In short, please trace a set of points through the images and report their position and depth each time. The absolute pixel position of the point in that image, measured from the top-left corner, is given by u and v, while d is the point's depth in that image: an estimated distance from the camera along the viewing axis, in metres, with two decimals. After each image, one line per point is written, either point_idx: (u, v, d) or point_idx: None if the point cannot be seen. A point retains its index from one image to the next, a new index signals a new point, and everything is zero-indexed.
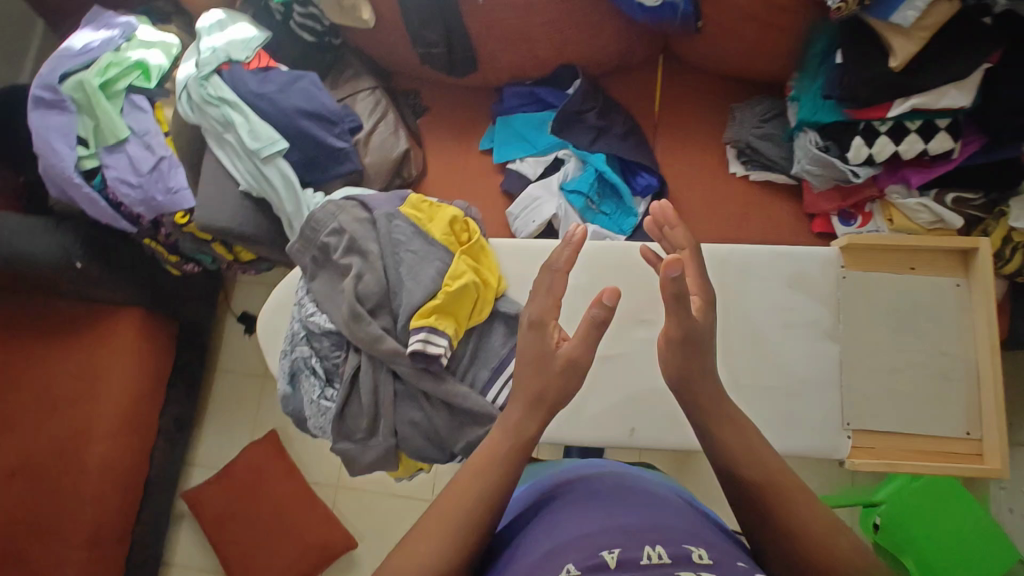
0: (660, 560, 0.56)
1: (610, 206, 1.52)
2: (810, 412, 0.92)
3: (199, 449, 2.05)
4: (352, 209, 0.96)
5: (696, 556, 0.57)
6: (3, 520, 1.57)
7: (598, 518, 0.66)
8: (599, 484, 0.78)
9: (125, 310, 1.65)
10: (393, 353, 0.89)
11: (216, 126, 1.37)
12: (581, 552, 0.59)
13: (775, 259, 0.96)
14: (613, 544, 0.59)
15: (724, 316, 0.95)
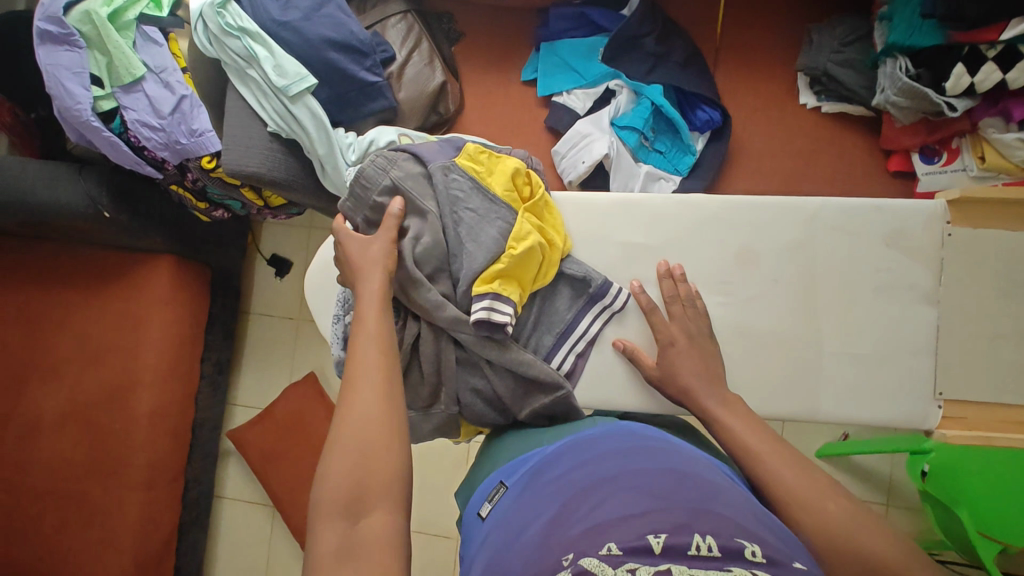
0: (710, 553, 0.50)
1: (665, 143, 1.40)
2: (899, 381, 0.86)
3: (239, 390, 2.08)
4: (404, 162, 0.86)
5: (749, 552, 0.51)
6: (60, 463, 1.61)
7: (639, 493, 0.60)
8: (647, 446, 0.72)
9: (157, 257, 1.61)
10: (455, 320, 0.84)
11: (237, 61, 1.24)
12: (623, 529, 0.54)
13: (871, 214, 0.87)
14: (660, 526, 0.54)
15: (810, 278, 0.87)
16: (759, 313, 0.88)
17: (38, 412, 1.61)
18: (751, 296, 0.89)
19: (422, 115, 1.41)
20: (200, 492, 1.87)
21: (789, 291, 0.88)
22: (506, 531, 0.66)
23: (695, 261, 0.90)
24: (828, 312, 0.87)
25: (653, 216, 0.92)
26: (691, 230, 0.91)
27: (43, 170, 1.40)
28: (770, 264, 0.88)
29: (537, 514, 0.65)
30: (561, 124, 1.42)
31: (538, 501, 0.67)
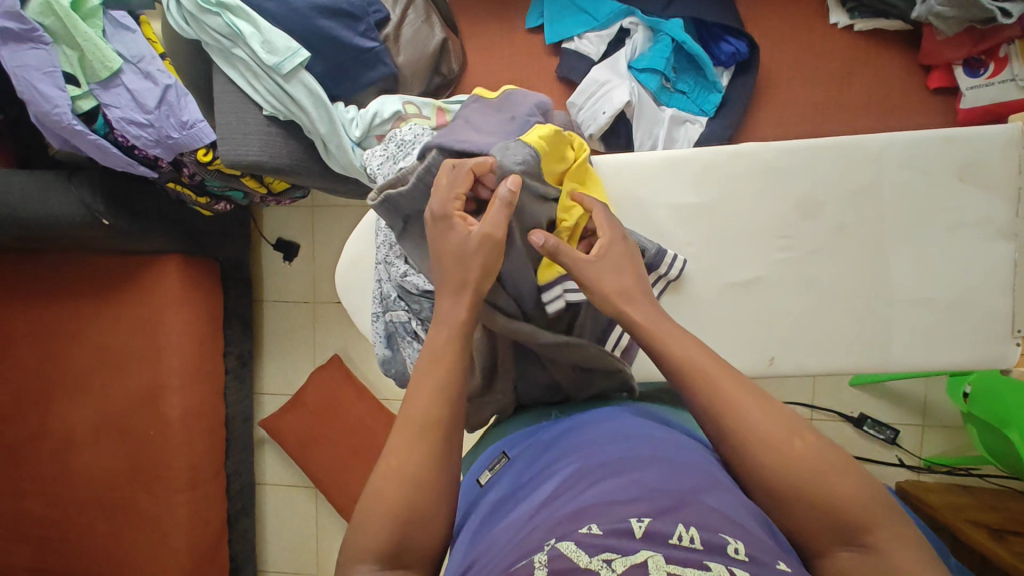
0: (692, 544, 0.47)
1: (687, 82, 1.30)
2: (975, 322, 0.82)
3: (265, 379, 2.06)
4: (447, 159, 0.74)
5: (733, 549, 0.47)
6: (100, 472, 1.60)
7: (631, 476, 0.57)
8: (650, 430, 0.69)
9: (162, 258, 1.54)
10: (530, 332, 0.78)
11: (220, 40, 1.13)
12: (609, 510, 0.52)
13: (938, 148, 0.81)
14: (648, 509, 0.51)
15: (876, 224, 0.82)
16: (824, 267, 0.83)
17: (69, 426, 1.59)
18: (815, 250, 0.83)
19: (424, 79, 1.31)
20: (242, 483, 1.88)
21: (856, 240, 0.82)
22: (498, 515, 0.64)
23: (751, 217, 0.84)
24: (898, 258, 0.82)
25: (702, 172, 0.85)
26: (745, 184, 0.84)
27: (30, 182, 1.32)
28: (833, 213, 0.83)
29: (527, 496, 0.64)
30: (574, 73, 1.32)
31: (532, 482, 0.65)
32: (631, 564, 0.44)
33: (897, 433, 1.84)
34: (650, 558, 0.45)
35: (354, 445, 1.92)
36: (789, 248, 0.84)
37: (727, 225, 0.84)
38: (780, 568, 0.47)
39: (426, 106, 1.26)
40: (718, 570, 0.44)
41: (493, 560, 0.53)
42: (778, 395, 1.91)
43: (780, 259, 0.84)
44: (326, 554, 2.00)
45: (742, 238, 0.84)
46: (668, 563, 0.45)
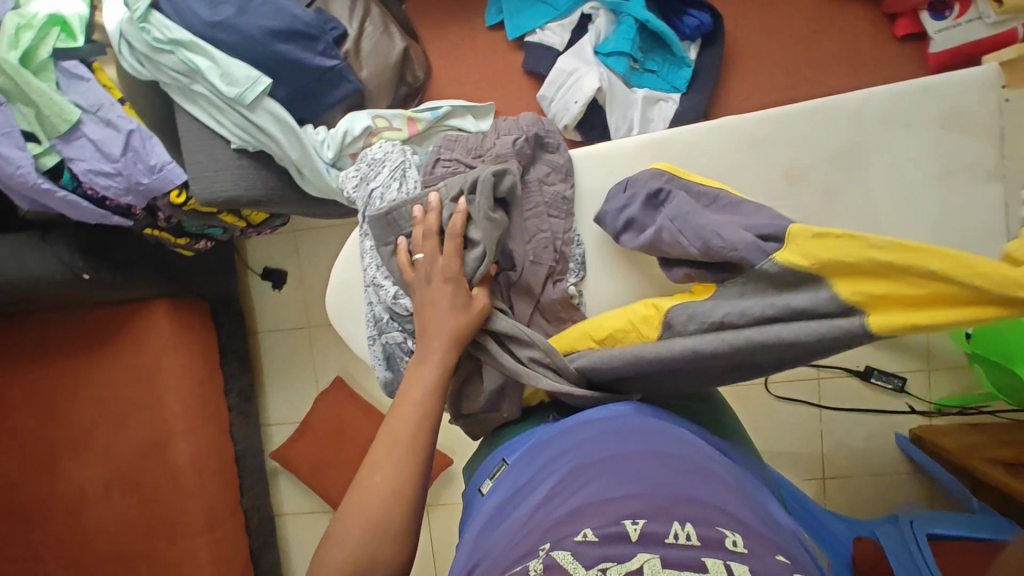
0: (687, 542, 0.49)
1: (655, 60, 1.29)
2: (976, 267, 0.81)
3: (270, 410, 2.04)
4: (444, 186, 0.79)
5: (730, 542, 0.50)
6: (116, 527, 1.58)
7: (627, 479, 0.59)
8: (640, 423, 0.72)
9: (150, 303, 1.52)
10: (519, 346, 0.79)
11: (178, 78, 1.11)
12: (604, 514, 0.54)
13: (917, 98, 0.80)
14: (641, 512, 0.53)
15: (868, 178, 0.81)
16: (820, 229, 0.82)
17: (79, 484, 1.56)
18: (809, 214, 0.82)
19: (390, 90, 1.29)
20: (261, 517, 1.87)
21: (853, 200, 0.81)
22: (499, 520, 0.66)
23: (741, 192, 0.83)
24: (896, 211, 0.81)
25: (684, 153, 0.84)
26: (728, 158, 0.83)
27: (5, 246, 1.29)
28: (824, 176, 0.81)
29: (522, 497, 0.66)
30: (540, 65, 1.30)
31: (526, 483, 0.68)
32: (628, 573, 0.45)
33: (904, 381, 1.85)
34: (647, 564, 0.46)
35: None
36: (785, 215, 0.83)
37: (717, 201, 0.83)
38: (777, 560, 0.49)
39: (396, 118, 1.24)
40: (717, 571, 0.46)
41: (494, 564, 0.56)
42: (783, 358, 1.92)
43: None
44: None
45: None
46: (665, 568, 0.46)
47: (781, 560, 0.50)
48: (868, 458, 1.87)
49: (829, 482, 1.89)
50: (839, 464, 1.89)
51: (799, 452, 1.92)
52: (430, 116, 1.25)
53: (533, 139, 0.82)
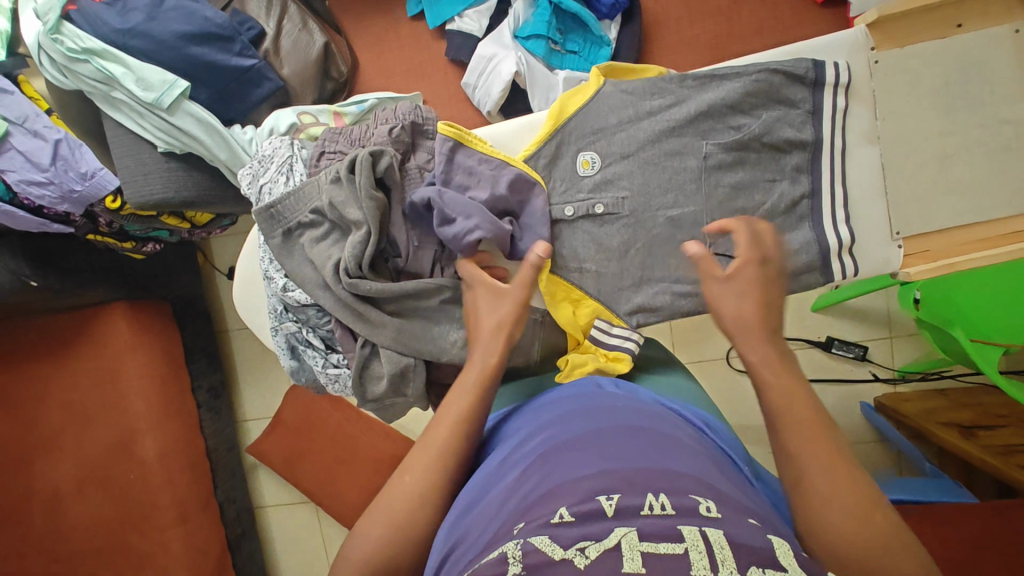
0: (663, 513, 0.48)
1: (576, 42, 1.28)
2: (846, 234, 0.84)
3: (245, 406, 2.07)
4: (324, 177, 0.80)
5: (703, 508, 0.49)
6: (93, 522, 1.63)
7: (596, 457, 0.57)
8: (606, 403, 0.70)
9: (109, 306, 1.58)
10: (377, 324, 0.81)
11: (97, 87, 1.13)
12: (579, 492, 0.52)
13: (776, 68, 0.78)
14: (616, 489, 0.51)
15: (740, 161, 0.80)
16: (723, 211, 0.81)
17: (53, 484, 1.62)
18: (695, 193, 0.81)
19: (315, 87, 1.32)
20: (239, 509, 1.90)
21: (736, 180, 0.81)
22: (465, 501, 0.62)
23: (630, 176, 0.82)
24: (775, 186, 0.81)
25: (562, 139, 0.84)
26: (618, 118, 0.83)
27: None
28: (696, 150, 0.80)
29: (495, 475, 0.64)
30: (462, 53, 1.31)
31: (497, 467, 0.66)
32: (605, 550, 0.43)
33: (866, 349, 1.82)
34: (625, 539, 0.44)
35: (340, 455, 1.93)
36: (689, 200, 0.81)
37: (607, 186, 0.83)
38: (751, 524, 0.48)
39: (322, 114, 1.25)
40: (693, 539, 0.44)
41: (466, 551, 0.53)
42: None
43: (669, 207, 0.81)
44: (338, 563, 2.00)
45: (631, 196, 0.82)
46: (642, 540, 0.44)
47: (754, 524, 0.49)
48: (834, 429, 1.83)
49: None
50: None
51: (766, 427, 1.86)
52: (356, 109, 1.27)
53: (409, 128, 0.84)
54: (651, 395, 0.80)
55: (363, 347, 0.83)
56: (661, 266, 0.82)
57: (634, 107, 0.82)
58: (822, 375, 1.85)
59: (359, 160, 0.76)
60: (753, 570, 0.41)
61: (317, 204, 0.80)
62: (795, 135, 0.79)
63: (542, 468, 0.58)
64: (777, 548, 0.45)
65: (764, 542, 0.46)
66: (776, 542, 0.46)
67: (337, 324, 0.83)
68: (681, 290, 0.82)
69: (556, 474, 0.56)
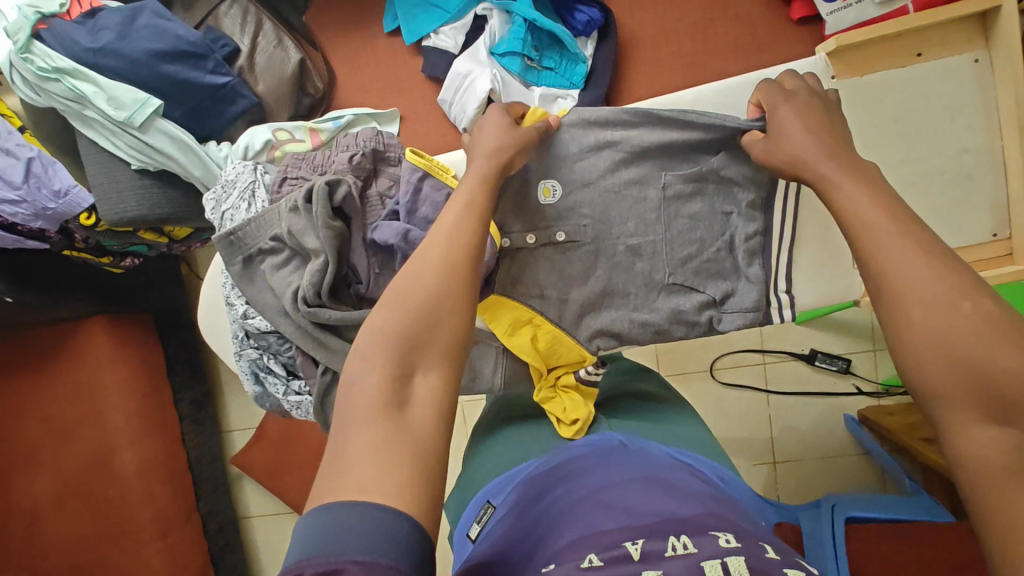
0: (686, 552, 0.49)
1: (552, 59, 1.27)
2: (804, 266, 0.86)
3: (229, 417, 2.05)
4: (284, 206, 0.80)
5: (724, 540, 0.51)
6: (74, 536, 1.63)
7: (619, 512, 0.59)
8: (623, 461, 0.72)
9: (88, 321, 1.58)
10: (338, 353, 0.80)
11: (70, 105, 1.13)
12: (603, 543, 0.53)
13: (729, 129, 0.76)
14: (640, 535, 0.53)
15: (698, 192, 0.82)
16: (681, 241, 0.82)
17: (33, 498, 1.62)
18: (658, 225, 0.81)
19: (290, 102, 1.31)
20: (222, 522, 1.89)
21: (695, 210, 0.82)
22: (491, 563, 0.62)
23: (592, 204, 0.82)
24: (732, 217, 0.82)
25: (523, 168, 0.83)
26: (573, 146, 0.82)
27: None
28: (656, 181, 0.81)
29: (516, 533, 0.65)
30: (438, 70, 1.32)
31: (520, 527, 0.66)
32: None
33: (850, 362, 1.82)
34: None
35: None
36: (653, 232, 0.81)
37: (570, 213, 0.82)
38: (770, 556, 0.49)
39: (298, 130, 1.24)
40: None
41: None
42: (727, 344, 1.89)
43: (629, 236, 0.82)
44: None
45: (596, 227, 0.82)
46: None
47: (773, 555, 0.50)
48: (818, 441, 1.82)
49: (779, 467, 1.83)
50: (789, 447, 1.83)
51: (750, 439, 1.86)
52: (332, 126, 1.26)
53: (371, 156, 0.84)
54: (664, 448, 0.81)
55: (324, 375, 0.82)
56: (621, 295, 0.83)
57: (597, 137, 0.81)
58: (807, 387, 1.84)
59: (315, 190, 0.76)
60: None
61: (277, 232, 0.80)
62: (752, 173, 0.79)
63: (569, 528, 0.59)
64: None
65: (781, 571, 0.46)
66: (794, 573, 0.47)
67: (298, 351, 0.83)
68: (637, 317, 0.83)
69: (581, 534, 0.57)
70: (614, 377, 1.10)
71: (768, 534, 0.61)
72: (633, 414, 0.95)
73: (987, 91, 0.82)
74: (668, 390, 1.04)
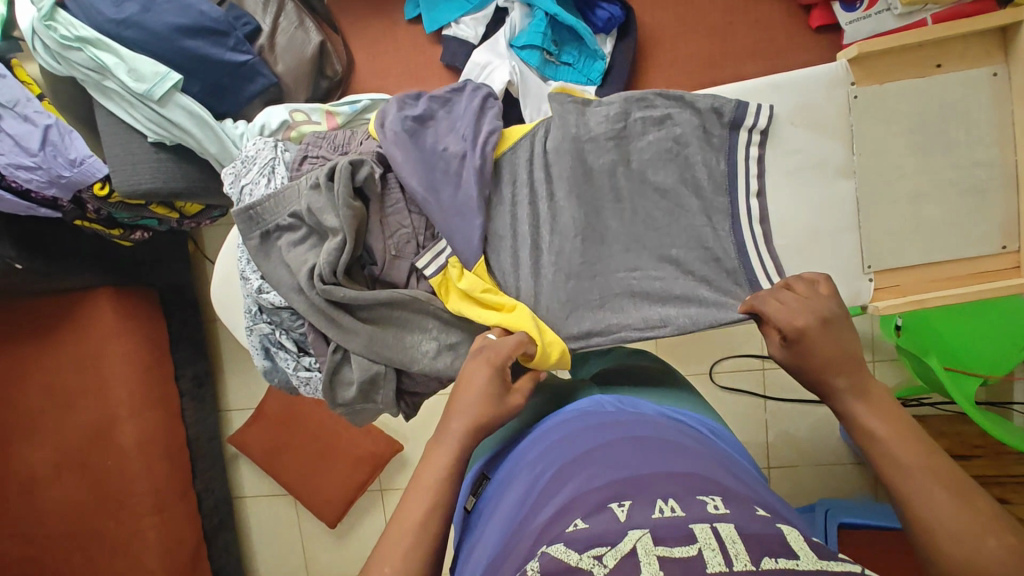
0: (673, 513, 0.51)
1: (571, 54, 1.28)
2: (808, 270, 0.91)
3: (229, 395, 2.00)
4: (304, 183, 0.81)
5: (712, 506, 0.53)
6: (70, 506, 1.64)
7: (600, 470, 0.62)
8: (603, 420, 0.75)
9: (95, 292, 1.58)
10: (348, 331, 0.82)
11: (89, 75, 1.13)
12: (588, 506, 0.56)
13: None
14: (626, 496, 0.55)
15: (679, 110, 0.86)
16: None
17: (32, 466, 1.63)
18: (655, 229, 0.87)
19: (308, 86, 1.32)
20: (217, 499, 1.89)
21: (686, 160, 0.86)
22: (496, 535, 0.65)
23: (563, 171, 0.86)
24: (716, 203, 0.87)
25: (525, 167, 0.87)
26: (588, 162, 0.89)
27: None
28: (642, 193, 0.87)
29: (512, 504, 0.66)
30: (457, 60, 1.33)
31: (514, 490, 0.69)
32: (622, 556, 0.46)
33: None
34: (639, 544, 0.47)
35: (322, 449, 1.86)
36: (651, 247, 0.88)
37: (546, 229, 0.87)
38: (761, 517, 0.51)
39: (314, 112, 1.25)
40: (706, 539, 0.47)
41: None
42: (728, 348, 1.88)
43: (619, 230, 0.87)
44: (314, 559, 1.96)
45: (586, 237, 0.87)
46: (656, 546, 0.47)
47: (763, 515, 0.52)
48: (812, 447, 1.84)
49: (774, 471, 1.85)
50: (784, 453, 1.85)
51: (745, 443, 1.87)
52: (349, 110, 1.25)
53: (439, 101, 0.89)
54: (654, 407, 0.85)
55: (335, 352, 0.84)
56: (599, 284, 0.87)
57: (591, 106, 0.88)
58: (806, 393, 1.85)
59: (339, 168, 0.77)
60: (766, 560, 0.44)
61: (296, 209, 0.81)
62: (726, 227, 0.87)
63: (556, 490, 0.62)
64: (788, 537, 0.47)
65: (773, 531, 0.48)
66: (786, 530, 0.49)
67: (309, 328, 0.84)
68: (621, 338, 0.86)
69: (566, 496, 0.59)
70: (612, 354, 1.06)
71: (772, 501, 0.62)
72: (630, 385, 0.97)
73: (1002, 106, 0.87)
74: (658, 363, 1.06)
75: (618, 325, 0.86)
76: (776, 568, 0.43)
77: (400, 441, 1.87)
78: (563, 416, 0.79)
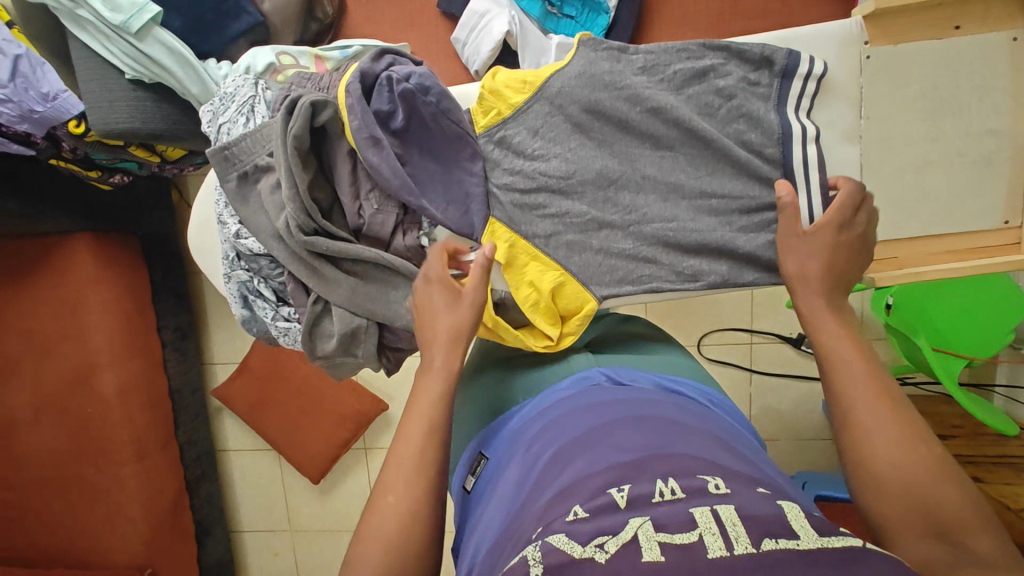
0: (673, 496, 0.50)
1: (573, 6, 1.23)
2: None
3: (213, 348, 1.97)
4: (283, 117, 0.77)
5: (712, 485, 0.51)
6: (50, 452, 1.63)
7: (602, 451, 0.60)
8: (601, 396, 0.73)
9: (74, 237, 1.53)
10: (329, 280, 0.79)
11: (60, 2, 1.06)
12: (587, 491, 0.54)
13: None
14: (626, 480, 0.54)
15: (724, 62, 0.80)
16: (716, 188, 0.81)
17: (9, 411, 1.62)
18: (686, 181, 0.82)
19: (296, 26, 1.28)
20: (200, 451, 1.88)
21: (727, 112, 0.80)
22: (499, 515, 0.64)
23: (582, 116, 0.81)
24: (767, 156, 0.80)
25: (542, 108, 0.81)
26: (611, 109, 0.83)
27: None
28: (667, 143, 0.81)
29: (509, 486, 0.66)
30: (455, 7, 1.28)
31: (518, 462, 0.68)
32: (623, 544, 0.45)
33: None
34: (640, 531, 0.46)
35: (306, 405, 1.85)
36: (686, 196, 0.82)
37: (572, 175, 0.82)
38: (761, 494, 0.50)
39: (303, 56, 1.19)
40: (706, 523, 0.46)
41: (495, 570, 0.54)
42: (718, 320, 1.87)
43: (652, 176, 0.82)
44: (296, 511, 1.97)
45: (615, 184, 0.82)
46: (658, 532, 0.46)
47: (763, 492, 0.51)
48: (796, 421, 1.85)
49: None
50: (767, 426, 1.86)
51: None
52: (339, 55, 1.21)
53: None
54: (650, 376, 0.83)
55: (315, 304, 0.81)
56: (630, 233, 0.82)
57: (614, 53, 0.81)
58: (795, 369, 1.84)
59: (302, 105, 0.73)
60: (765, 542, 0.43)
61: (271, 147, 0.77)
62: (764, 177, 0.80)
63: (561, 470, 0.60)
64: (788, 515, 0.46)
65: (771, 510, 0.47)
66: (788, 508, 0.47)
67: (288, 277, 0.82)
68: (653, 289, 0.82)
69: (568, 476, 0.58)
70: (607, 322, 1.04)
71: (769, 473, 0.61)
72: (625, 351, 0.95)
73: (1018, 73, 0.85)
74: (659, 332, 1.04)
75: (650, 276, 0.82)
76: (777, 549, 0.42)
77: (384, 400, 1.85)
78: (559, 393, 0.77)
